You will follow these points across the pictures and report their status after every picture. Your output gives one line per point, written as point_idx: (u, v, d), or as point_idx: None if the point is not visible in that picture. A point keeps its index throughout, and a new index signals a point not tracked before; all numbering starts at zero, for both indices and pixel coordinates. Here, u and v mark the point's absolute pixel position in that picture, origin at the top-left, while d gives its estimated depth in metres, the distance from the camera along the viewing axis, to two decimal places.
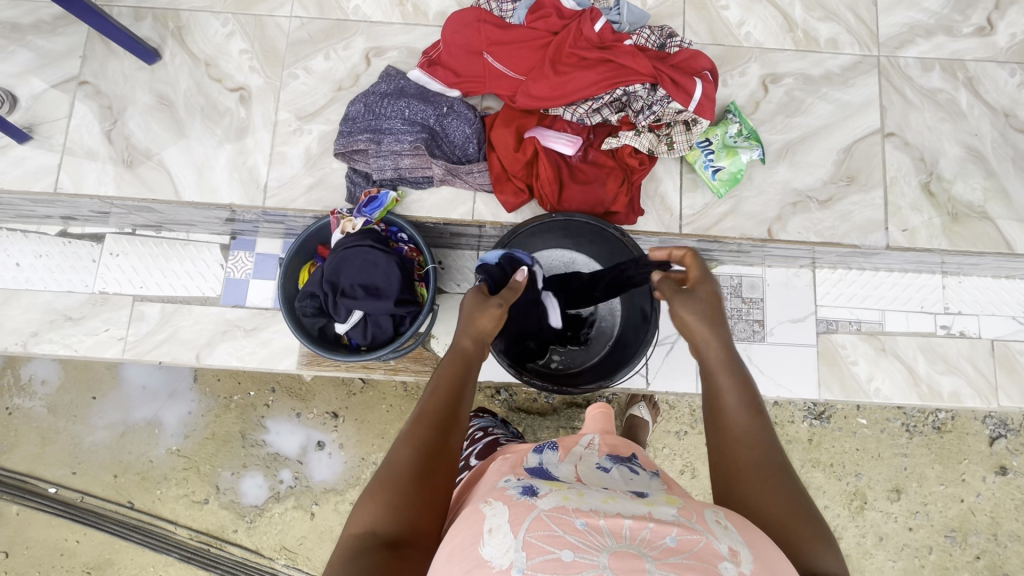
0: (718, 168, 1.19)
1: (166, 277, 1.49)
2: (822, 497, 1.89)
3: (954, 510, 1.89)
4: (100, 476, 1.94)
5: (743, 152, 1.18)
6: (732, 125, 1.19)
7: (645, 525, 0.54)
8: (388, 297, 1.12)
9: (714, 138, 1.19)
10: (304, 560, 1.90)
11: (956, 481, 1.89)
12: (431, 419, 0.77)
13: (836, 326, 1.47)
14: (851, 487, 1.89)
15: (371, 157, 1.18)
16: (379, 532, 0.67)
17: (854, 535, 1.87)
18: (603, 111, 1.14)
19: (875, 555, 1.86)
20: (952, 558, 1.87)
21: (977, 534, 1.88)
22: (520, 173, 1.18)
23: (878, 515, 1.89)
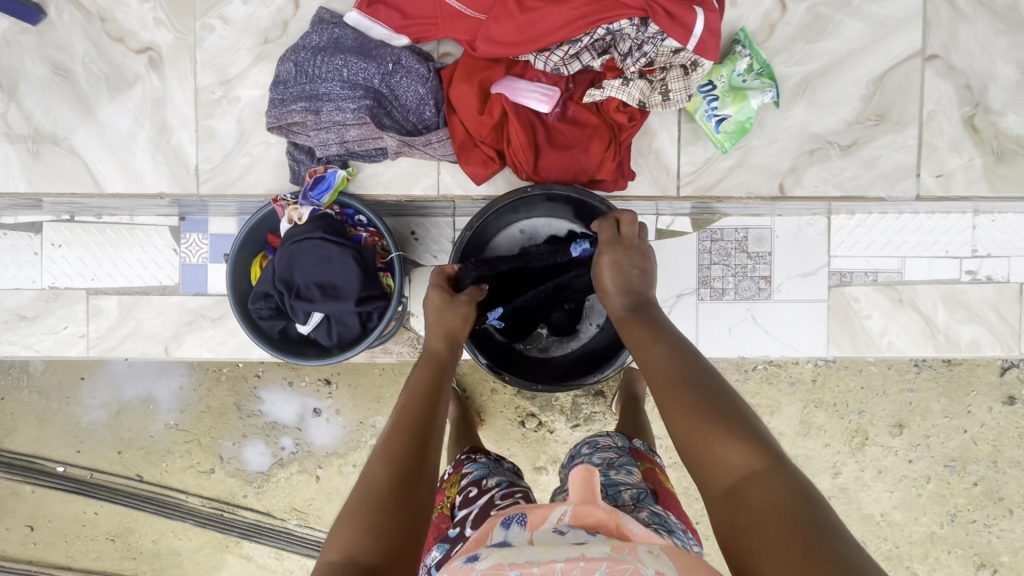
0: (723, 118, 1.00)
1: (117, 268, 1.36)
2: (823, 436, 1.88)
3: (955, 441, 1.87)
4: (105, 453, 1.96)
5: (754, 96, 0.98)
6: (741, 61, 0.98)
7: (577, 565, 0.52)
8: (347, 295, 1.00)
9: (718, 81, 0.98)
10: (315, 519, 1.95)
11: (960, 413, 1.87)
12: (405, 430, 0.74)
13: (850, 278, 1.35)
14: (853, 425, 1.87)
15: (310, 130, 1.00)
16: (358, 559, 0.62)
17: (853, 469, 1.88)
18: (583, 57, 0.93)
19: (874, 487, 1.87)
20: (949, 486, 1.88)
21: (976, 462, 1.88)
22: (489, 138, 1.00)
23: (879, 449, 1.88)
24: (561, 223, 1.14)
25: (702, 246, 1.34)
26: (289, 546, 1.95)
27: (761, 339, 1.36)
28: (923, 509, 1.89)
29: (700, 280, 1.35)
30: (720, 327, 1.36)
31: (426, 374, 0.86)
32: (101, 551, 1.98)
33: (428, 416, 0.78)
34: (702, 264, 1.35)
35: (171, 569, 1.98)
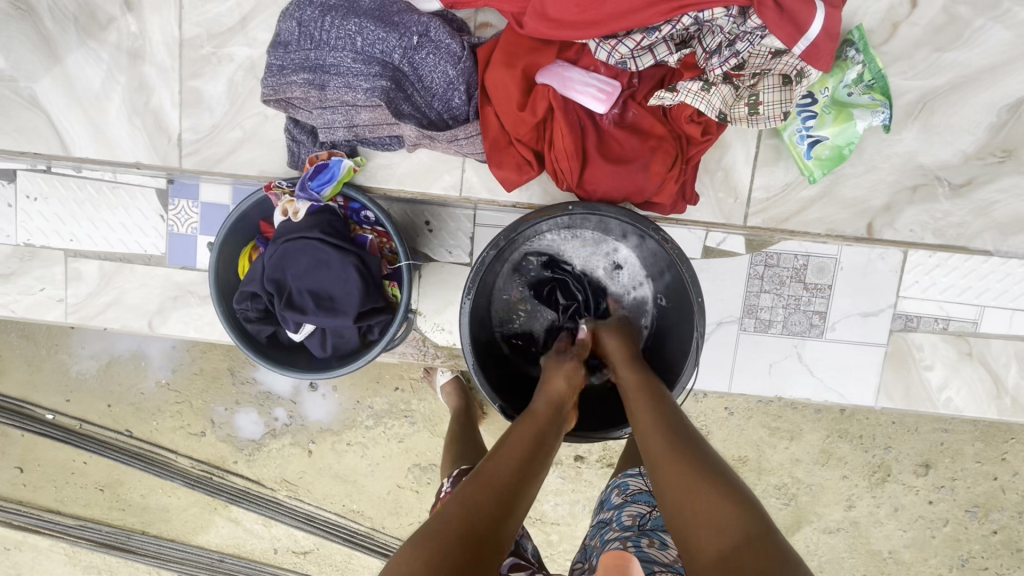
0: (818, 138, 0.98)
1: (99, 230, 1.22)
2: (843, 467, 1.58)
3: (982, 486, 1.57)
4: (95, 405, 1.79)
5: (860, 118, 0.95)
6: (852, 72, 0.93)
7: None
8: (343, 309, 0.86)
9: (822, 94, 0.95)
10: (305, 492, 1.79)
11: (994, 459, 1.55)
12: (501, 482, 0.69)
13: (916, 323, 1.18)
14: (876, 460, 1.57)
15: (314, 107, 0.85)
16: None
17: (865, 505, 1.60)
18: (658, 51, 0.77)
19: (888, 525, 1.59)
20: (966, 531, 1.59)
21: (1001, 511, 1.58)
22: (527, 137, 0.84)
23: (899, 487, 1.58)
24: (579, 232, 0.97)
25: (753, 272, 1.17)
26: (278, 516, 1.80)
27: (804, 381, 1.22)
28: (933, 551, 1.61)
29: (745, 309, 1.19)
30: (759, 363, 1.21)
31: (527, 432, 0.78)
32: (89, 500, 1.86)
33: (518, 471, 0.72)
34: (751, 293, 1.18)
35: (159, 525, 1.86)
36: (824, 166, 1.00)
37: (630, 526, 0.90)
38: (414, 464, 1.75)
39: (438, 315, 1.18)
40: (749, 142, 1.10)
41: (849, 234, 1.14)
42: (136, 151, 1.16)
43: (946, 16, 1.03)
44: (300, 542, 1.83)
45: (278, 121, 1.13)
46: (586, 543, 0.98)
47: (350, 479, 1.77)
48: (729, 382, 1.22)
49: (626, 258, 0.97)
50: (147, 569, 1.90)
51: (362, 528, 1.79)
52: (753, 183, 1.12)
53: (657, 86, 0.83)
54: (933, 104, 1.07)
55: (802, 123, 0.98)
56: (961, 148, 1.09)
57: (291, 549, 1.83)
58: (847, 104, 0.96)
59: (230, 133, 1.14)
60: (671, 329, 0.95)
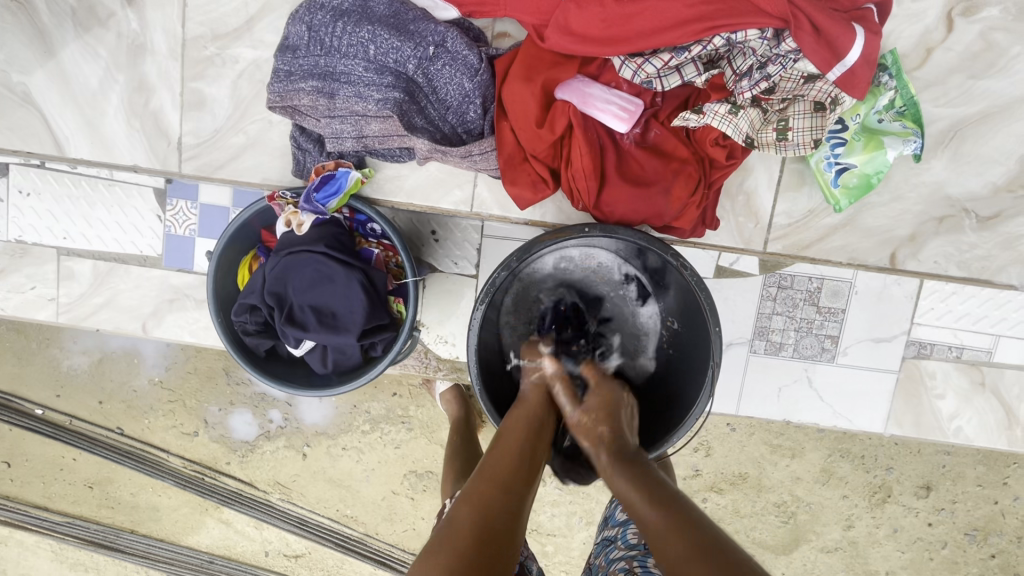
0: (846, 166, 0.96)
1: (93, 229, 1.18)
2: (843, 487, 1.55)
3: (982, 510, 1.55)
4: (85, 401, 1.75)
5: (891, 147, 0.92)
6: (884, 98, 0.91)
7: None
8: (347, 327, 0.82)
9: (854, 121, 0.92)
10: (299, 496, 1.75)
11: (995, 483, 1.53)
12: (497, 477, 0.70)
13: (930, 351, 1.16)
14: (878, 481, 1.54)
15: (322, 116, 0.82)
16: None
17: (864, 525, 1.57)
18: (686, 71, 0.75)
19: (886, 547, 1.56)
20: (964, 554, 1.57)
21: (999, 535, 1.55)
22: (544, 154, 0.81)
23: (899, 509, 1.56)
24: (593, 251, 0.94)
25: (766, 294, 1.14)
26: (271, 519, 1.76)
27: (813, 405, 1.19)
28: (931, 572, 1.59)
29: (756, 330, 1.16)
30: (767, 385, 1.19)
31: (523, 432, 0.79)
32: (78, 497, 1.82)
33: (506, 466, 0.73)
34: (763, 314, 1.15)
35: (149, 524, 1.82)
36: (851, 194, 0.98)
37: (636, 544, 0.87)
38: (410, 471, 1.72)
39: (441, 326, 1.15)
40: (773, 166, 1.08)
41: (871, 263, 1.11)
42: (135, 148, 1.12)
43: (982, 42, 1.01)
44: (292, 545, 1.79)
45: (282, 126, 1.10)
46: (591, 562, 0.95)
47: (344, 484, 1.74)
48: (737, 404, 1.20)
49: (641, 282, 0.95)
50: (134, 568, 1.87)
51: (355, 533, 1.76)
52: (774, 209, 1.10)
53: (682, 106, 0.80)
54: (965, 132, 1.04)
55: (830, 150, 0.96)
56: (989, 178, 1.06)
57: (282, 552, 1.80)
58: (878, 131, 0.94)
59: (231, 138, 1.10)
60: (684, 358, 0.91)
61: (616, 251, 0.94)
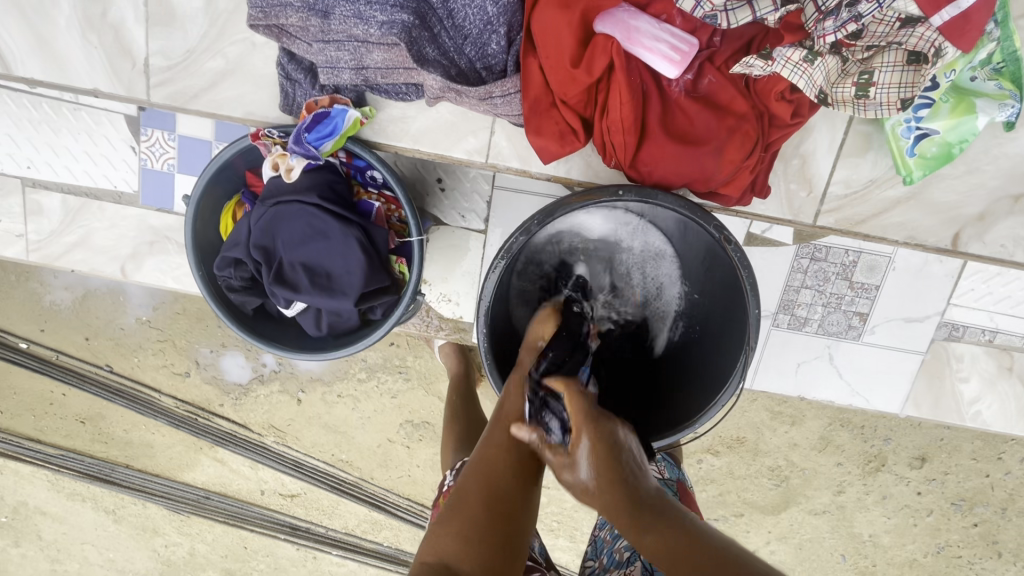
0: (927, 132, 0.88)
1: (60, 160, 1.07)
2: (839, 455, 1.54)
3: (974, 482, 1.53)
4: (71, 337, 1.68)
5: (983, 112, 0.83)
6: (986, 54, 0.77)
7: None
8: (343, 291, 0.73)
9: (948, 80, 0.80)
10: (293, 439, 1.73)
11: (990, 457, 1.51)
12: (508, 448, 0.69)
13: (962, 333, 1.10)
14: (874, 450, 1.52)
15: (317, 41, 0.70)
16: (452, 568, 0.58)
17: (854, 492, 1.56)
18: (759, 5, 0.62)
19: (874, 512, 1.56)
20: (948, 523, 1.57)
21: (985, 506, 1.55)
22: (576, 100, 0.70)
23: (891, 477, 1.55)
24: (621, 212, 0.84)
25: (797, 266, 1.06)
26: (265, 461, 1.74)
27: (831, 383, 1.14)
28: (913, 537, 1.59)
29: (781, 304, 1.08)
30: (786, 361, 1.13)
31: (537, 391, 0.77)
32: (70, 431, 1.79)
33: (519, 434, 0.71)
34: (791, 286, 1.07)
35: (143, 460, 1.81)
36: (926, 164, 0.90)
37: None
38: (406, 421, 1.69)
39: (445, 284, 1.07)
40: (838, 126, 0.95)
41: (931, 243, 1.01)
42: (98, 68, 0.98)
43: None
44: (287, 486, 1.78)
45: (268, 50, 0.95)
46: (595, 533, 0.91)
47: (339, 430, 1.72)
48: (752, 376, 1.15)
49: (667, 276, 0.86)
50: (128, 502, 1.87)
51: (350, 477, 1.75)
52: (832, 175, 0.98)
53: (743, 49, 0.69)
54: None
55: (912, 113, 0.86)
56: None
57: (277, 492, 1.78)
58: (969, 92, 0.84)
59: (208, 61, 0.96)
60: (702, 355, 0.85)
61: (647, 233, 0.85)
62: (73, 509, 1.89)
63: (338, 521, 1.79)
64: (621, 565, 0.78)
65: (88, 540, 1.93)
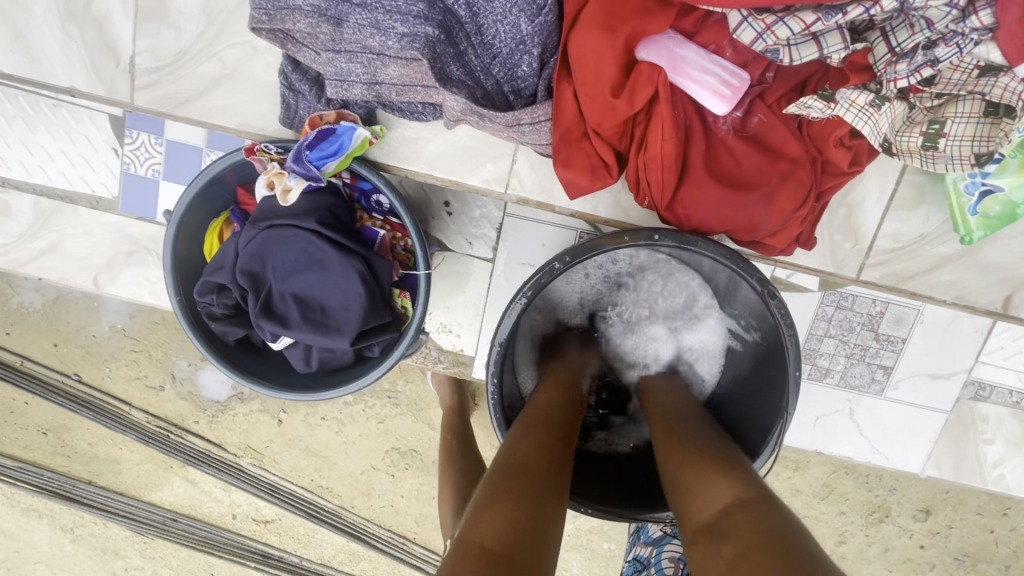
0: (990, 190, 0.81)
1: (33, 159, 0.98)
2: (842, 504, 1.45)
3: (976, 538, 1.46)
4: (40, 343, 1.57)
5: None
6: None
7: None
8: (339, 328, 0.65)
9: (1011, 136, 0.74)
10: (271, 462, 1.62)
11: (995, 513, 1.44)
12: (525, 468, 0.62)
13: (989, 393, 1.04)
14: (878, 500, 1.45)
15: (326, 50, 0.63)
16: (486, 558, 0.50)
17: (855, 544, 1.48)
18: (826, 41, 0.56)
19: (875, 566, 1.48)
20: None
21: (988, 562, 1.47)
22: (612, 132, 0.64)
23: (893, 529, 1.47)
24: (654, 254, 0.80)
25: (822, 313, 1.00)
26: (239, 483, 1.63)
27: (850, 438, 1.07)
28: None
29: (802, 353, 1.02)
30: (803, 412, 1.07)
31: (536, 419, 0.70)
32: (30, 443, 1.67)
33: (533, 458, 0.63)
34: (814, 335, 1.01)
35: (108, 476, 1.69)
36: (989, 225, 0.83)
37: None
38: (392, 448, 1.60)
39: (445, 313, 1.00)
40: (890, 178, 0.91)
41: (979, 304, 0.97)
42: (83, 64, 0.90)
43: None
44: (261, 511, 1.66)
45: (273, 55, 0.88)
46: None
47: (320, 454, 1.61)
48: None
49: (689, 344, 0.85)
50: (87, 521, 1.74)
51: (330, 505, 1.64)
52: (879, 228, 0.94)
53: (797, 87, 0.64)
54: None
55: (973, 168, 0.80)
56: None
57: (250, 516, 1.67)
58: None
59: (207, 62, 0.88)
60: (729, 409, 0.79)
61: (673, 290, 0.83)
62: (28, 526, 1.75)
63: (314, 551, 1.68)
64: None
65: (42, 560, 1.79)
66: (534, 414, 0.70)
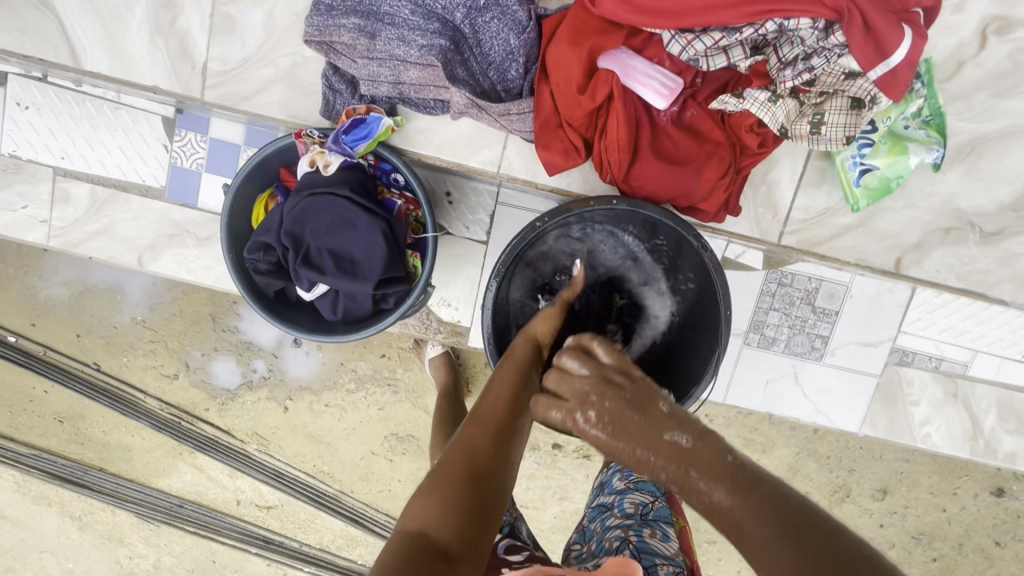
0: (869, 168, 1.05)
1: (94, 153, 1.15)
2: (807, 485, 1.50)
3: (930, 516, 1.49)
4: (63, 333, 1.58)
5: (914, 153, 1.01)
6: (912, 106, 0.98)
7: None
8: (366, 276, 0.82)
9: (883, 124, 0.99)
10: (276, 447, 1.61)
11: (945, 492, 1.48)
12: (491, 421, 0.69)
13: (911, 359, 1.21)
14: (838, 480, 1.48)
15: (360, 57, 0.85)
16: (434, 539, 0.57)
17: None
18: (733, 53, 0.76)
19: None
20: (906, 556, 1.52)
21: (942, 541, 1.51)
22: (579, 121, 0.84)
23: (852, 509, 1.51)
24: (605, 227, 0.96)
25: (766, 288, 1.17)
26: (245, 468, 1.61)
27: (797, 401, 1.23)
28: None
29: (751, 324, 1.19)
30: (756, 377, 1.22)
31: (515, 369, 0.77)
32: (47, 431, 1.65)
33: (507, 411, 0.71)
34: (760, 308, 1.19)
35: (119, 464, 1.67)
36: (870, 197, 1.07)
37: (632, 514, 0.88)
38: (390, 433, 1.59)
39: (446, 289, 1.14)
40: (797, 160, 1.11)
41: (878, 266, 1.16)
42: (149, 73, 1.09)
43: (1011, 63, 1.06)
44: (264, 496, 1.64)
45: (310, 67, 1.07)
46: (582, 522, 0.96)
47: (324, 440, 1.60)
48: (725, 391, 1.23)
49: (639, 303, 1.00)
50: (82, 517, 1.72)
51: (331, 489, 1.62)
52: (793, 202, 1.13)
53: (720, 89, 0.83)
54: (983, 148, 1.10)
55: (857, 150, 1.04)
56: (999, 197, 1.12)
57: (254, 502, 1.65)
58: (904, 137, 1.03)
59: (258, 70, 1.08)
60: (671, 354, 0.97)
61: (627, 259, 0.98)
62: (37, 514, 1.72)
63: (314, 535, 1.66)
64: (611, 551, 0.82)
65: (47, 549, 1.75)
66: (500, 383, 0.74)
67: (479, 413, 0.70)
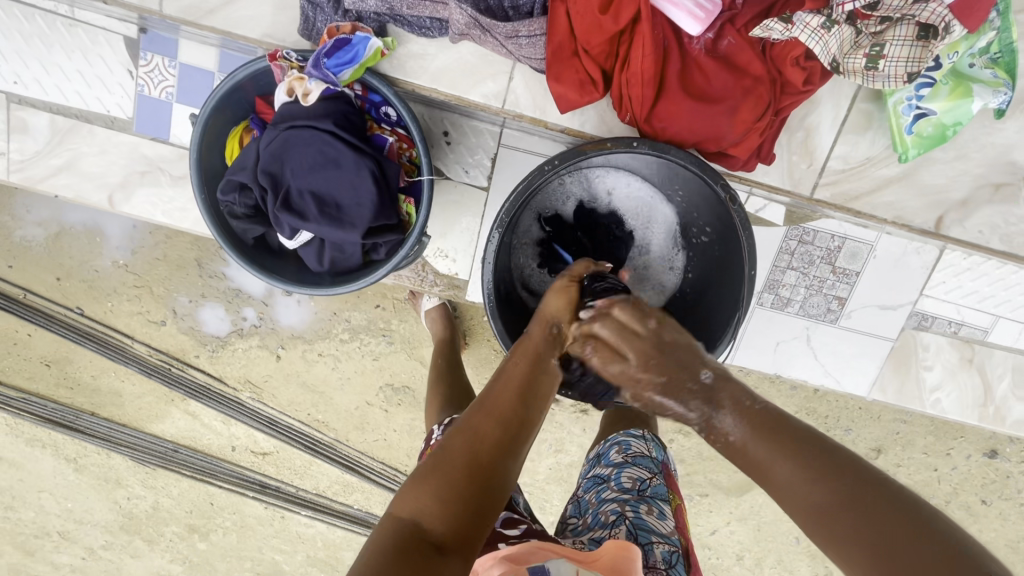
0: (925, 112, 0.96)
1: (51, 78, 1.03)
2: None
3: (921, 474, 1.45)
4: (41, 275, 1.48)
5: (979, 96, 0.91)
6: (984, 39, 0.86)
7: None
8: (353, 223, 0.74)
9: (951, 59, 0.88)
10: (269, 396, 1.56)
11: (939, 452, 1.43)
12: (504, 410, 0.63)
13: (930, 323, 1.16)
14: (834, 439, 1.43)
15: None
16: (424, 528, 0.54)
17: None
18: None
19: None
20: None
21: (930, 498, 1.47)
22: (598, 49, 0.80)
23: None
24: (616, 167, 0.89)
25: (785, 245, 1.10)
26: (237, 416, 1.57)
27: (807, 363, 1.18)
28: None
29: (766, 283, 1.12)
30: (766, 337, 1.17)
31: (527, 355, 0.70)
32: (34, 374, 1.58)
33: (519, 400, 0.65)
34: (777, 268, 1.11)
35: (111, 409, 1.61)
36: (922, 144, 0.98)
37: (629, 489, 0.84)
38: (385, 384, 1.55)
39: (443, 240, 1.04)
40: (842, 102, 1.02)
41: (915, 224, 1.08)
42: None
43: None
44: (259, 444, 1.61)
45: None
46: (574, 494, 0.92)
47: (318, 390, 1.56)
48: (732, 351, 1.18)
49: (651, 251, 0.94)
50: (71, 465, 1.67)
51: (326, 438, 1.59)
52: (832, 150, 1.05)
53: (763, 13, 0.78)
54: None
55: (915, 91, 0.95)
56: None
57: (249, 448, 1.61)
58: (967, 77, 0.92)
59: None
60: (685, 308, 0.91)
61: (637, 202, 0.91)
62: (32, 456, 1.67)
63: (310, 481, 1.64)
64: (607, 527, 0.78)
65: (46, 488, 1.70)
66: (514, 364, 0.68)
67: (487, 399, 0.64)
